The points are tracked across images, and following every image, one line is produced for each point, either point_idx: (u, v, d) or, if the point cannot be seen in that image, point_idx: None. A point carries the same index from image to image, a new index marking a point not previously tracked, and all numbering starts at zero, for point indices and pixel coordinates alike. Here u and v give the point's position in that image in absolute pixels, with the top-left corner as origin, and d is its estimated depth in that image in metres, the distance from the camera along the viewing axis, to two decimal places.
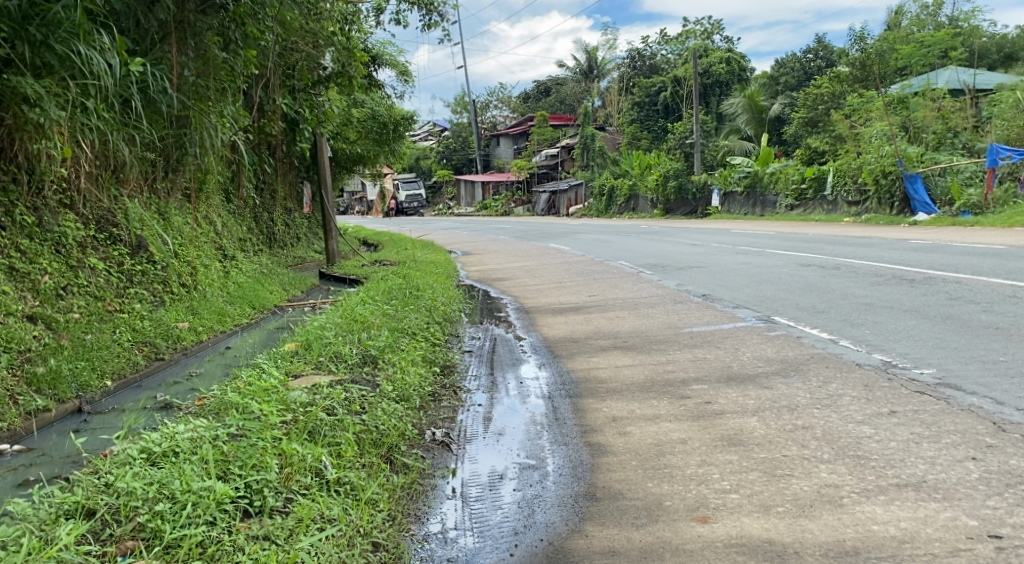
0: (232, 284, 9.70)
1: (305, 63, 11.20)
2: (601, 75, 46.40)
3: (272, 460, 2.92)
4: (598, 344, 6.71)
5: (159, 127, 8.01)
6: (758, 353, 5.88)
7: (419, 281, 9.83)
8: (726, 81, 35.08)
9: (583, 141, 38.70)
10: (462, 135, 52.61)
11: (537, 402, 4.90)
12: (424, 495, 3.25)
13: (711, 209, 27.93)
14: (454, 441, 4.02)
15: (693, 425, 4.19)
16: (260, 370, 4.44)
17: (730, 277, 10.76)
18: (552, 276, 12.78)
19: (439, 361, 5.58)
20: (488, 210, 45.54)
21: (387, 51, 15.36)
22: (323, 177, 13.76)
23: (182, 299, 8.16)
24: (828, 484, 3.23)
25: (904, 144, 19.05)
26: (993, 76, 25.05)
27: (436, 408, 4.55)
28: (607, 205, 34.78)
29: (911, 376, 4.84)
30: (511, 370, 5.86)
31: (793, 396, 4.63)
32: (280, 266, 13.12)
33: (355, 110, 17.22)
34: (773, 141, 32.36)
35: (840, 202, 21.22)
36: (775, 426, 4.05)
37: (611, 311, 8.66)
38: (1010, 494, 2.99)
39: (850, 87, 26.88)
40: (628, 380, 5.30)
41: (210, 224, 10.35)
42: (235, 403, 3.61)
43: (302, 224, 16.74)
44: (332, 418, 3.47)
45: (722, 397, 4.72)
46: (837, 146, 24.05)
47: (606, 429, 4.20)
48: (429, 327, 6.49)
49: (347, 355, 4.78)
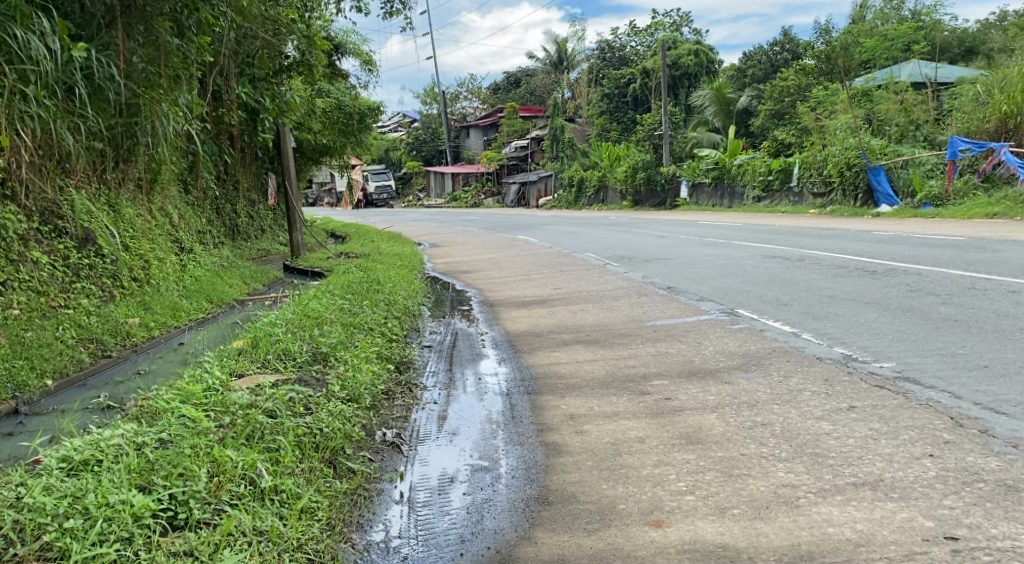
0: (188, 278, 9.43)
1: (265, 51, 10.69)
2: (571, 66, 46.33)
3: (201, 468, 2.76)
4: (560, 338, 6.60)
5: (106, 115, 7.69)
6: (720, 347, 5.82)
7: (381, 274, 9.64)
8: (695, 73, 35.20)
9: (553, 132, 38.59)
10: (431, 126, 52.24)
11: (494, 399, 4.77)
12: (368, 501, 3.11)
13: (679, 201, 28.00)
14: (405, 442, 3.88)
15: (651, 422, 4.10)
16: (204, 369, 4.27)
17: (695, 269, 10.73)
18: (519, 269, 12.67)
19: (395, 357, 5.44)
20: (457, 201, 45.31)
21: (350, 40, 15.11)
22: (286, 168, 13.49)
23: (133, 293, 7.90)
24: (785, 484, 3.15)
25: (868, 137, 19.25)
26: (954, 70, 25.40)
27: (389, 407, 4.41)
28: (577, 197, 34.75)
29: (871, 370, 4.80)
30: (470, 366, 5.73)
31: (753, 391, 4.56)
32: (241, 259, 12.81)
33: (319, 100, 16.94)
34: (741, 132, 32.52)
35: (806, 194, 21.44)
36: (733, 423, 3.97)
37: (576, 304, 8.57)
38: (966, 492, 2.94)
39: (816, 80, 27.10)
40: (589, 376, 5.21)
41: (165, 217, 10.04)
42: (170, 406, 3.44)
43: (265, 216, 16.41)
44: (273, 422, 3.31)
45: (682, 393, 4.64)
46: (803, 138, 24.22)
47: (563, 428, 4.09)
48: (387, 322, 6.33)
49: (296, 353, 4.62)
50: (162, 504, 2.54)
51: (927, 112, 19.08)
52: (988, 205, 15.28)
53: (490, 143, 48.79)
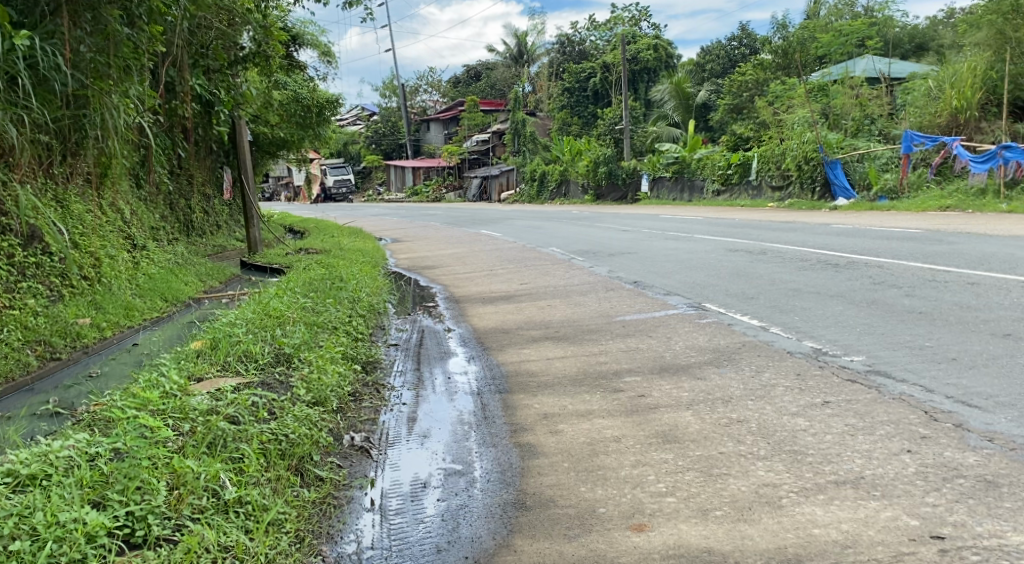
0: (141, 276, 9.11)
1: (220, 43, 10.54)
2: (531, 59, 46.24)
3: (159, 481, 2.58)
4: (529, 335, 6.50)
5: (53, 108, 7.32)
6: (690, 342, 5.78)
7: (343, 270, 9.44)
8: (654, 68, 35.42)
9: (514, 126, 38.48)
10: (390, 119, 51.67)
11: (465, 399, 4.66)
12: (337, 510, 2.97)
13: (640, 195, 28.13)
14: (374, 446, 3.74)
15: (626, 420, 4.03)
16: (160, 372, 4.08)
17: (660, 263, 10.73)
18: (483, 264, 12.54)
19: (361, 357, 5.28)
20: (418, 195, 44.95)
21: (308, 31, 14.79)
22: (243, 162, 13.21)
23: (83, 293, 7.59)
24: (766, 484, 3.10)
25: (825, 131, 19.52)
26: (906, 65, 25.96)
27: (357, 409, 4.26)
28: (539, 191, 34.69)
29: (842, 364, 4.79)
30: (438, 365, 5.60)
31: (726, 387, 4.52)
32: (197, 255, 12.46)
33: (277, 93, 16.56)
34: (700, 127, 32.79)
35: (765, 187, 21.71)
36: (709, 420, 3.92)
37: (543, 299, 8.48)
38: (948, 489, 2.91)
39: (773, 75, 27.42)
40: (560, 373, 5.12)
41: (116, 212, 9.69)
42: (124, 413, 3.25)
43: (221, 211, 16.00)
44: (235, 428, 3.14)
45: (655, 389, 4.58)
46: (760, 133, 24.54)
47: (537, 428, 3.99)
48: (351, 320, 6.16)
49: (258, 354, 4.44)
50: (118, 521, 2.36)
51: (882, 106, 19.73)
52: (942, 198, 15.60)
53: (451, 136, 48.48)
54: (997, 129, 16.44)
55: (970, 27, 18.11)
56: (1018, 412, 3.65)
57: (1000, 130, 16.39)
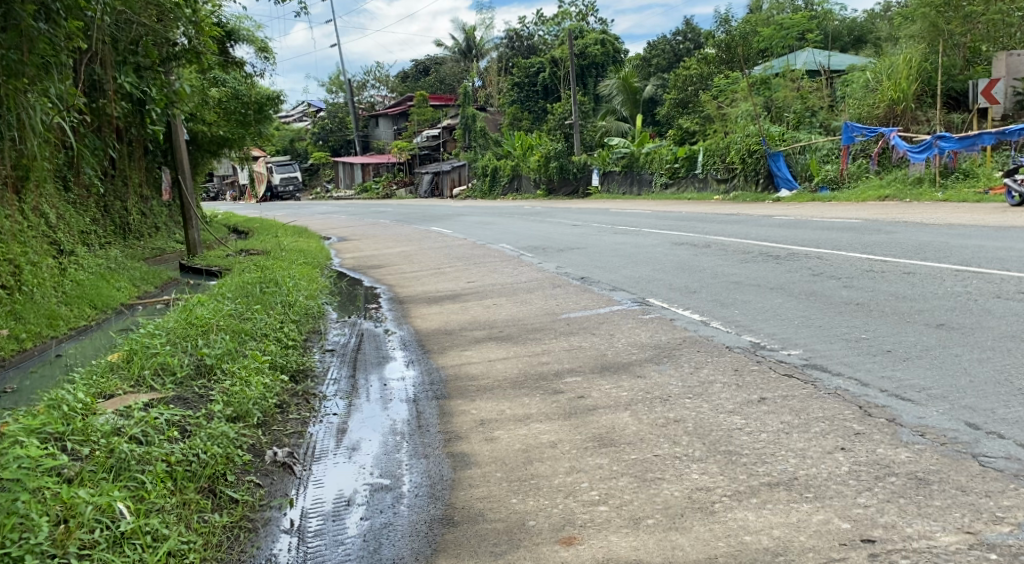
0: (68, 283, 8.70)
1: (149, 40, 10.19)
2: (480, 55, 46.07)
3: (45, 514, 2.38)
4: (472, 336, 6.37)
5: None
6: (632, 339, 5.72)
7: (281, 273, 9.16)
8: (602, 63, 35.57)
9: (464, 122, 38.31)
10: (337, 116, 50.89)
11: (399, 407, 4.50)
12: (252, 534, 2.80)
13: (591, 189, 28.19)
14: (298, 462, 3.56)
15: (563, 424, 3.92)
16: (66, 389, 3.83)
17: (606, 258, 10.69)
18: (431, 262, 12.36)
19: (290, 366, 5.08)
20: (368, 192, 44.38)
21: (244, 26, 14.40)
22: (180, 162, 12.82)
23: (2, 302, 7.19)
24: (699, 488, 3.02)
25: (769, 124, 19.82)
26: (845, 58, 26.51)
27: (283, 422, 4.07)
28: (490, 186, 34.53)
29: (780, 359, 4.77)
30: (375, 371, 5.42)
31: (665, 385, 4.45)
32: (132, 259, 12.00)
33: (214, 90, 16.07)
34: (648, 121, 33.00)
35: (711, 180, 21.85)
36: (647, 421, 3.84)
37: (488, 298, 8.34)
38: (880, 488, 2.87)
39: (717, 69, 27.73)
40: (500, 376, 4.99)
41: (41, 217, 9.23)
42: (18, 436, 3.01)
43: (159, 213, 15.48)
44: (138, 450, 2.94)
45: (594, 390, 4.49)
46: (705, 126, 25.07)
47: (471, 436, 3.86)
48: (283, 327, 5.95)
49: (176, 367, 4.22)
50: None
51: (822, 99, 19.93)
52: (880, 188, 15.96)
53: (400, 133, 47.98)
54: (931, 119, 16.89)
55: (905, 21, 18.53)
56: (949, 405, 3.65)
57: (934, 120, 16.85)
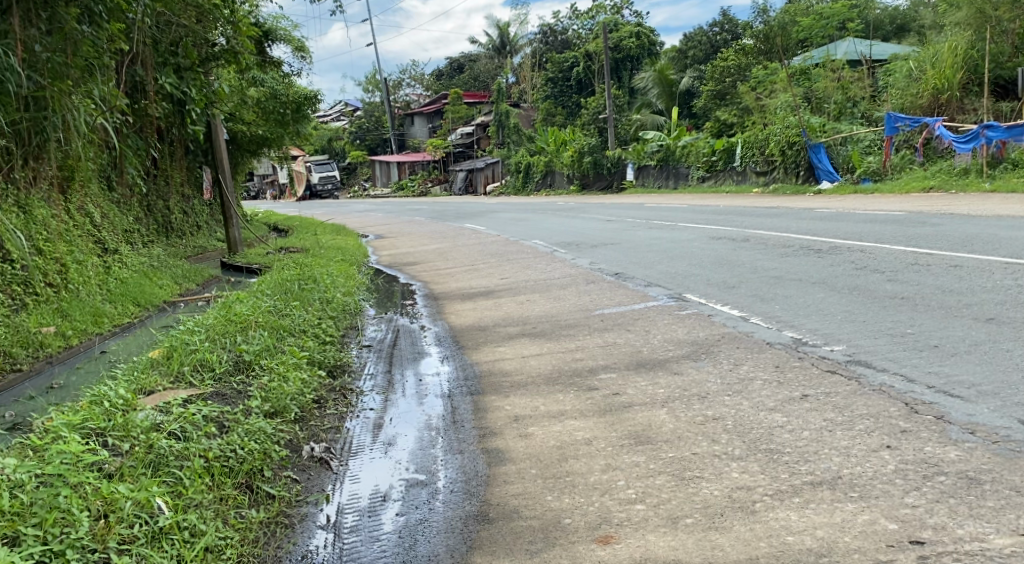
0: (113, 281, 8.87)
1: (189, 41, 10.36)
2: (514, 51, 45.99)
3: (85, 509, 2.42)
4: (506, 332, 6.35)
5: (8, 110, 7.11)
6: (669, 335, 5.64)
7: (318, 269, 9.24)
8: (637, 56, 35.29)
9: (498, 118, 38.26)
10: (373, 114, 51.27)
11: (434, 402, 4.49)
12: (288, 530, 2.81)
13: (626, 183, 28.01)
14: (335, 457, 3.57)
15: (599, 421, 3.87)
16: (109, 385, 3.90)
17: (642, 253, 10.58)
18: (465, 259, 12.38)
19: (328, 362, 5.11)
20: (403, 190, 44.66)
21: (281, 26, 14.54)
22: (220, 161, 12.99)
23: (49, 300, 7.37)
24: (739, 487, 2.95)
25: (809, 115, 19.44)
26: (888, 47, 25.89)
27: (320, 417, 4.09)
28: (524, 182, 34.48)
29: (822, 355, 4.66)
30: (410, 366, 5.43)
31: (703, 383, 4.37)
32: (174, 257, 12.22)
33: (252, 90, 16.27)
34: (684, 114, 32.62)
35: (749, 173, 21.56)
36: (684, 419, 3.77)
37: (522, 294, 8.31)
38: (929, 488, 2.78)
39: (755, 60, 27.29)
40: (534, 372, 4.96)
41: (86, 216, 9.42)
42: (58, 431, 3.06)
43: (200, 212, 15.75)
44: (177, 445, 2.98)
45: (630, 387, 4.43)
46: (743, 118, 24.71)
47: (506, 432, 3.84)
48: (320, 323, 5.99)
49: (215, 363, 4.27)
50: (33, 555, 2.20)
51: (864, 89, 19.49)
52: (924, 179, 15.56)
53: (435, 130, 48.18)
54: (978, 108, 16.39)
55: (950, 7, 18.03)
56: (1001, 402, 3.52)
57: (982, 109, 16.32)
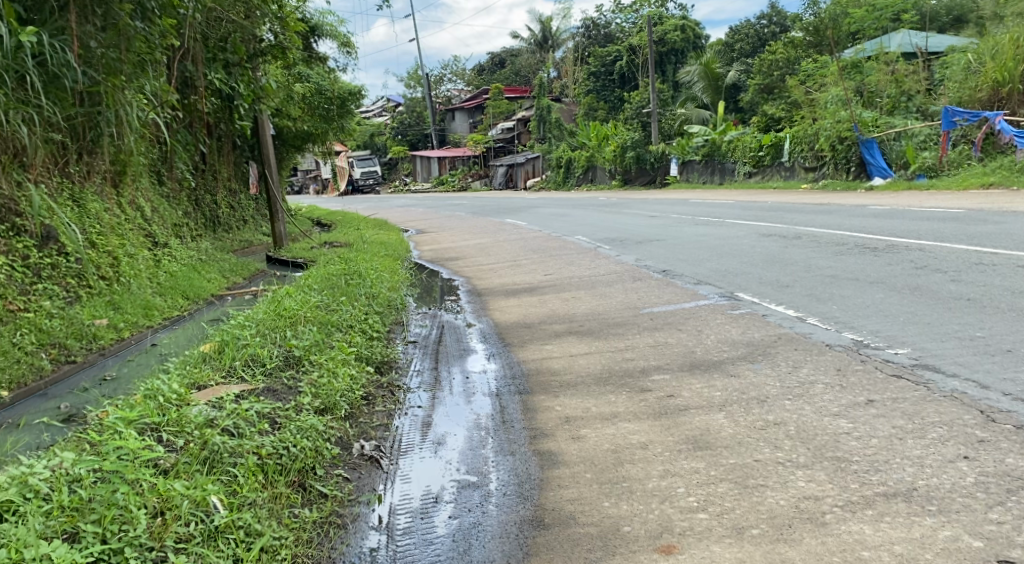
0: (163, 274, 9.00)
1: (238, 37, 10.47)
2: (556, 45, 45.78)
3: (143, 506, 2.40)
4: (552, 330, 6.25)
5: (65, 106, 7.36)
6: (722, 336, 5.48)
7: (362, 264, 9.25)
8: (682, 49, 34.81)
9: (539, 113, 38.09)
10: (415, 109, 51.52)
11: (483, 401, 4.42)
12: (341, 530, 2.76)
13: (670, 178, 27.67)
14: (385, 455, 3.53)
15: (653, 424, 3.76)
16: (162, 378, 3.91)
17: (690, 250, 10.39)
18: (508, 254, 12.31)
19: (376, 357, 5.08)
20: (445, 185, 44.79)
21: (327, 21, 14.61)
22: (267, 156, 13.10)
23: (102, 293, 7.50)
24: (807, 497, 2.83)
25: (860, 109, 18.92)
26: (945, 38, 25.09)
27: (369, 414, 4.06)
28: (565, 177, 34.30)
29: (886, 358, 4.47)
30: (457, 363, 5.38)
31: (761, 385, 4.23)
32: (221, 251, 12.38)
33: (299, 85, 16.39)
34: (730, 108, 32.07)
35: (798, 168, 21.12)
36: (743, 424, 3.64)
37: (568, 291, 8.21)
38: (1014, 503, 2.62)
39: (805, 53, 26.80)
40: (584, 372, 4.86)
41: (137, 210, 9.56)
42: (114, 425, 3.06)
43: (247, 206, 15.96)
44: (231, 442, 2.95)
45: (684, 389, 4.31)
46: (792, 112, 24.23)
47: (558, 434, 3.75)
48: (367, 318, 5.97)
49: (265, 358, 4.27)
50: (91, 553, 2.18)
51: (919, 81, 18.92)
52: (983, 175, 15.02)
53: (477, 125, 48.20)
54: None
55: None
56: None
57: None
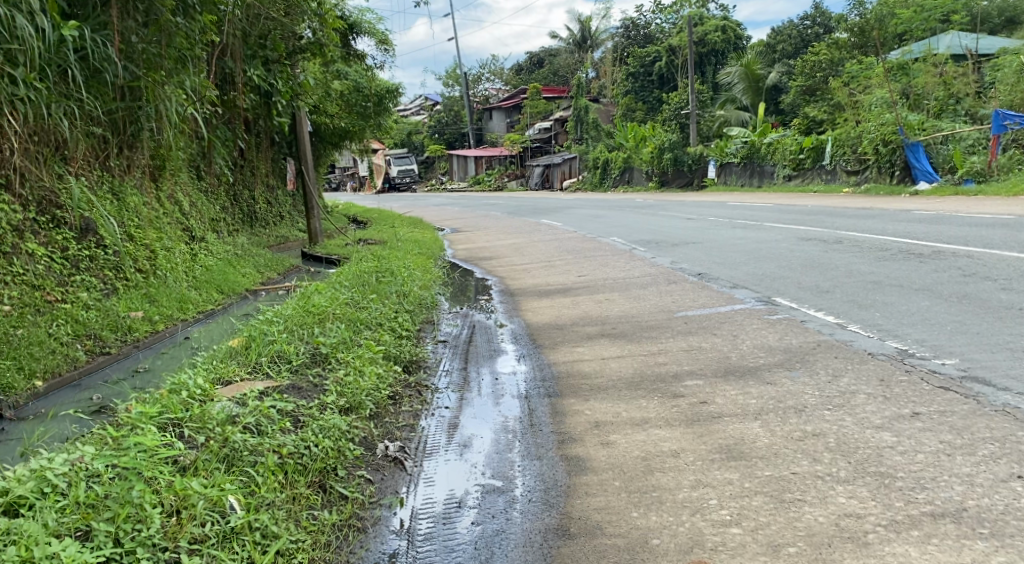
0: (199, 268, 9.06)
1: (279, 33, 10.51)
2: (595, 45, 45.56)
3: (158, 504, 2.37)
4: (584, 332, 6.14)
5: (105, 100, 7.46)
6: (758, 342, 5.32)
7: (395, 261, 9.22)
8: (722, 50, 34.35)
9: (576, 113, 37.85)
10: (453, 109, 51.64)
11: (511, 403, 4.33)
12: (361, 534, 2.70)
13: (707, 181, 27.28)
14: (409, 457, 3.46)
15: (686, 432, 3.64)
16: (188, 374, 3.89)
17: (727, 253, 10.18)
18: (542, 254, 12.20)
19: (404, 356, 5.01)
20: (480, 184, 44.80)
21: (366, 19, 14.63)
22: (304, 153, 13.14)
23: (138, 286, 7.56)
24: (848, 514, 2.69)
25: (906, 112, 18.40)
26: (995, 40, 24.41)
27: (395, 414, 3.99)
28: (601, 178, 34.04)
29: (932, 369, 4.27)
30: (486, 364, 5.30)
31: (800, 394, 4.07)
32: (258, 246, 12.48)
33: (337, 83, 16.47)
34: (771, 110, 31.56)
35: (840, 172, 20.63)
36: (781, 434, 3.50)
37: (601, 292, 8.08)
38: None
39: (849, 54, 26.30)
40: (615, 376, 4.74)
41: (175, 204, 9.64)
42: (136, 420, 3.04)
43: (284, 202, 16.10)
44: (251, 440, 2.90)
45: (719, 396, 4.16)
46: (835, 114, 23.75)
47: (587, 439, 3.64)
48: (396, 316, 5.92)
49: (292, 355, 4.22)
50: (103, 553, 2.14)
51: (969, 84, 18.27)
52: None
53: (514, 125, 48.15)
54: None
55: None
56: None
57: None
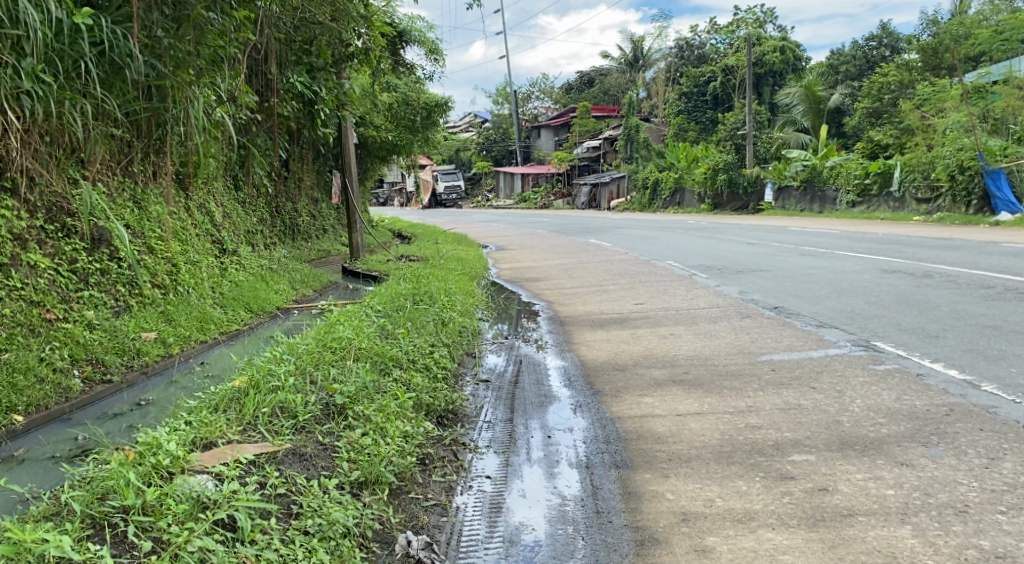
0: (227, 284, 8.36)
1: (326, 41, 9.84)
2: (647, 65, 44.27)
3: None
4: (651, 376, 5.21)
5: (129, 100, 6.82)
6: (870, 402, 4.31)
7: (435, 283, 8.41)
8: (781, 71, 32.95)
9: (626, 132, 36.84)
10: (502, 126, 51.16)
11: (569, 474, 3.45)
12: None
13: (763, 204, 26.10)
14: (437, 560, 2.65)
15: (811, 539, 2.74)
16: (164, 430, 3.10)
17: (802, 285, 9.13)
18: (593, 278, 11.28)
19: (438, 406, 4.16)
20: (527, 202, 44.01)
21: (415, 26, 13.94)
22: (347, 164, 12.42)
23: (155, 303, 6.88)
24: None
25: (986, 137, 17.05)
26: None
27: (424, 487, 3.17)
28: (651, 199, 32.93)
29: None
30: (536, 415, 4.41)
31: (953, 484, 3.10)
32: (296, 260, 11.85)
33: (384, 94, 15.78)
34: (832, 133, 30.37)
35: (908, 199, 19.35)
36: (946, 553, 2.59)
37: (664, 326, 7.14)
38: None
39: (920, 76, 25.00)
40: (697, 442, 3.80)
41: (205, 214, 8.96)
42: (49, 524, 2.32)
43: (328, 215, 15.50)
44: (213, 554, 2.20)
45: (840, 481, 3.21)
46: (902, 139, 22.49)
47: (674, 542, 2.77)
48: (432, 351, 5.08)
49: (299, 407, 3.39)
50: None
51: None
52: None
53: (562, 143, 47.35)
54: None
55: None
56: None
57: None
